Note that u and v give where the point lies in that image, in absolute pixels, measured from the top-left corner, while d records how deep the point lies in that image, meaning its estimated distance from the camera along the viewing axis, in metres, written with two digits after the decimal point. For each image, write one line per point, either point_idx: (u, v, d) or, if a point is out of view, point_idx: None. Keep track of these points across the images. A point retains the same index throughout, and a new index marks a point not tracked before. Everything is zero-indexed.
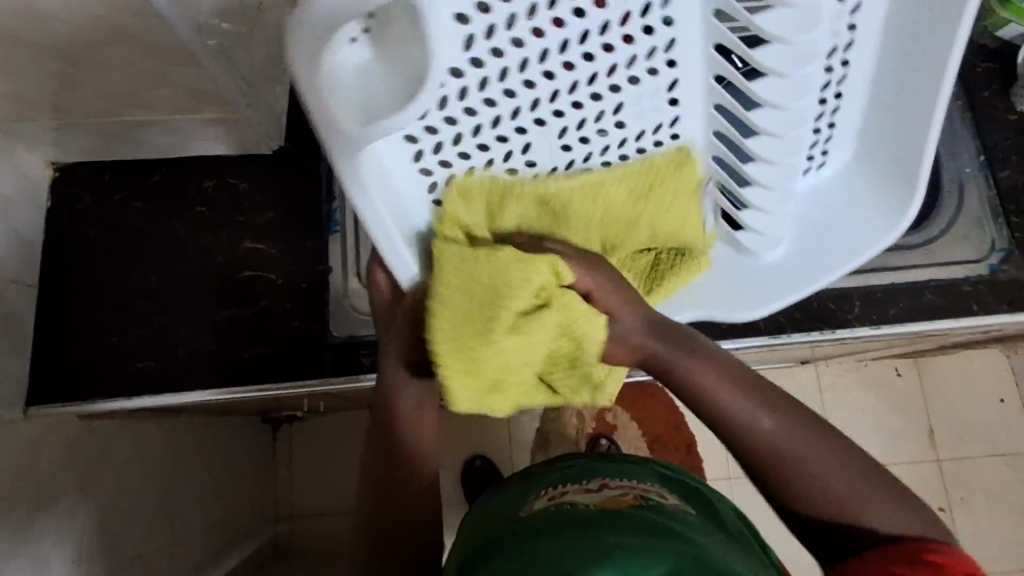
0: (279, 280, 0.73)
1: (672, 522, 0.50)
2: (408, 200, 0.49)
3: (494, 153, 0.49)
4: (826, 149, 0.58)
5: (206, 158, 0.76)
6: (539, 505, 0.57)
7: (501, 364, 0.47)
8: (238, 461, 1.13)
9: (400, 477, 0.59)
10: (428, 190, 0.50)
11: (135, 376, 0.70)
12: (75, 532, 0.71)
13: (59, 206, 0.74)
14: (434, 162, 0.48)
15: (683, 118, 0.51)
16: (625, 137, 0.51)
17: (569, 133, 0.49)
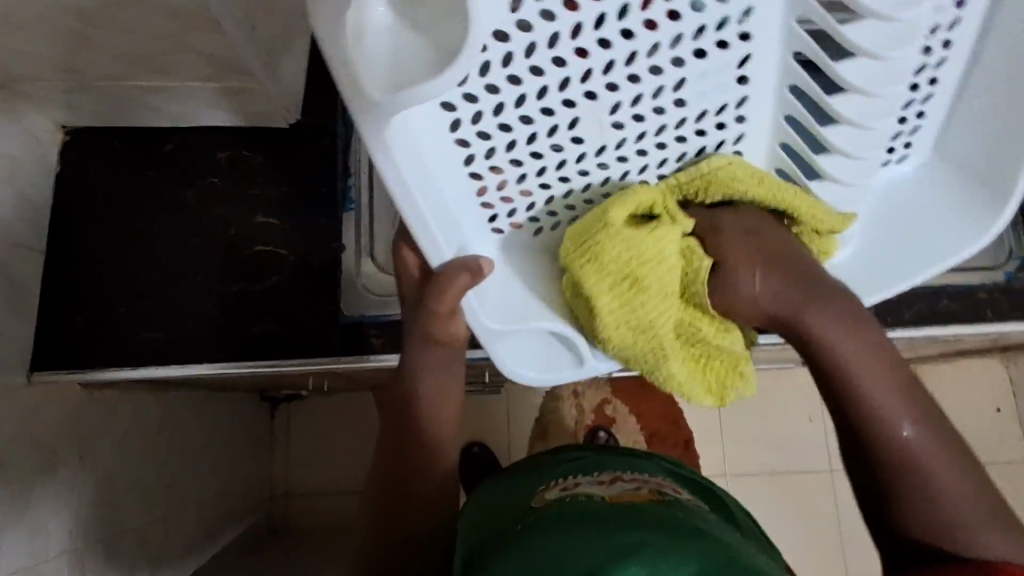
0: (291, 257, 0.72)
1: (691, 519, 0.49)
2: (439, 174, 0.45)
3: (540, 126, 0.45)
4: (909, 144, 0.54)
5: (221, 129, 0.74)
6: (552, 495, 0.57)
7: (616, 250, 0.48)
8: (235, 439, 1.11)
9: (411, 460, 0.58)
10: (464, 163, 0.46)
11: (140, 347, 0.69)
12: (72, 503, 0.70)
13: (69, 170, 0.72)
14: (472, 133, 0.44)
15: (751, 99, 0.49)
16: (683, 117, 0.48)
17: (623, 109, 0.46)
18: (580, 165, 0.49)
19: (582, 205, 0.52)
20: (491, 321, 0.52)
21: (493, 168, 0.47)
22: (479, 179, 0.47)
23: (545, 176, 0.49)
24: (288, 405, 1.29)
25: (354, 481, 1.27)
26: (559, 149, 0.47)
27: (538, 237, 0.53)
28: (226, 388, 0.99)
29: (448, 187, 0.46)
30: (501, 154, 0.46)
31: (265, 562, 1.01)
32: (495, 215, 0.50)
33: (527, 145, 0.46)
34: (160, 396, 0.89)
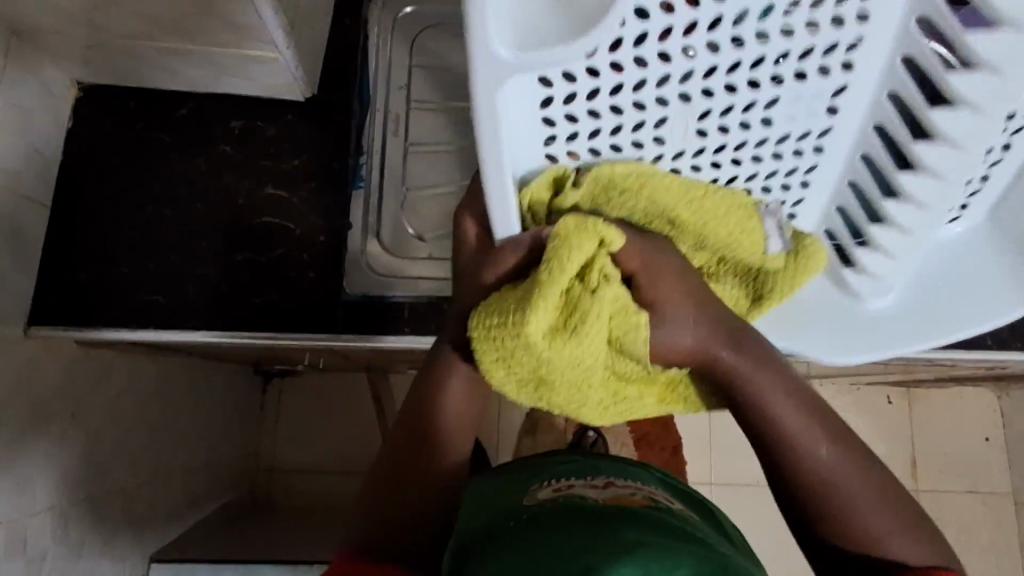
0: (298, 230, 0.72)
1: (690, 529, 0.50)
2: (521, 142, 0.46)
3: (627, 119, 0.45)
4: (966, 205, 0.54)
5: (238, 98, 0.74)
6: (544, 495, 0.57)
7: (526, 361, 0.45)
8: (226, 408, 1.11)
9: (427, 443, 0.60)
10: (544, 143, 0.46)
11: (141, 308, 0.68)
12: (60, 459, 0.70)
13: (82, 126, 0.72)
14: (561, 114, 0.44)
15: (834, 131, 0.48)
16: (767, 137, 0.48)
17: (712, 118, 0.46)
18: (653, 165, 0.49)
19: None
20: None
21: (570, 152, 0.47)
22: (555, 161, 0.48)
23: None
24: (282, 379, 1.29)
25: (340, 461, 1.27)
26: (638, 146, 0.48)
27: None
28: (223, 357, 0.99)
29: (526, 154, 0.47)
30: (582, 140, 0.46)
31: (246, 534, 1.01)
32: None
33: (610, 137, 0.46)
34: (155, 361, 0.88)
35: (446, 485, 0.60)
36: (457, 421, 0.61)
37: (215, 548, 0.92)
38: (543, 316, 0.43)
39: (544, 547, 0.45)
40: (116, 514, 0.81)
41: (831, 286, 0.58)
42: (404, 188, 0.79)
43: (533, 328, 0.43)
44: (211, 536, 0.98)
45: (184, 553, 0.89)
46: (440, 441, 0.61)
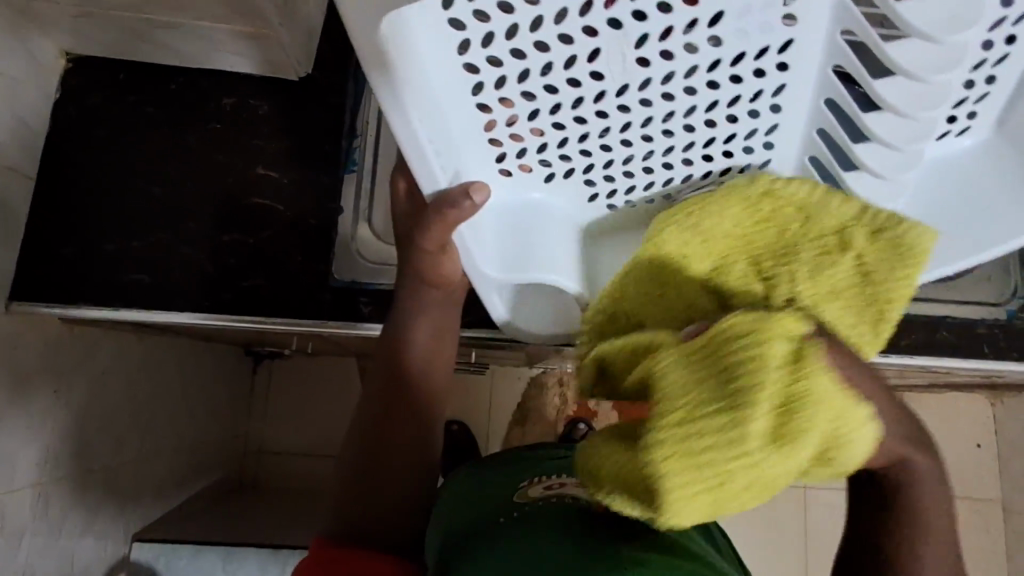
0: (287, 212, 0.70)
1: (679, 536, 0.50)
2: (447, 112, 0.43)
3: (556, 56, 0.40)
4: (973, 115, 0.49)
5: (230, 74, 0.72)
6: (537, 492, 0.56)
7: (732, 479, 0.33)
8: (214, 388, 1.11)
9: (397, 419, 0.64)
10: (472, 92, 0.42)
11: (125, 287, 0.67)
12: (41, 436, 0.69)
13: (69, 99, 0.70)
14: (481, 58, 0.40)
15: (797, 44, 0.41)
16: (719, 58, 0.41)
17: (651, 44, 0.40)
18: (597, 107, 0.44)
19: (600, 150, 0.47)
20: (491, 267, 0.53)
21: (502, 99, 0.43)
22: (488, 110, 0.44)
23: (560, 115, 0.44)
24: (274, 362, 1.28)
25: (330, 446, 1.27)
26: (577, 85, 0.42)
27: (551, 180, 0.50)
28: (210, 337, 0.98)
29: (453, 122, 0.44)
30: (511, 85, 0.42)
31: (232, 515, 1.01)
32: (504, 153, 0.47)
33: (540, 78, 0.41)
34: (141, 340, 0.87)
35: (422, 458, 0.64)
36: (421, 389, 0.64)
37: (199, 528, 0.92)
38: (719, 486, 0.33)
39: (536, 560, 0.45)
40: (98, 492, 0.80)
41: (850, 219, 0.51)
42: None
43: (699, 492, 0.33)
44: (195, 516, 0.98)
45: (167, 533, 0.89)
46: (409, 410, 0.64)
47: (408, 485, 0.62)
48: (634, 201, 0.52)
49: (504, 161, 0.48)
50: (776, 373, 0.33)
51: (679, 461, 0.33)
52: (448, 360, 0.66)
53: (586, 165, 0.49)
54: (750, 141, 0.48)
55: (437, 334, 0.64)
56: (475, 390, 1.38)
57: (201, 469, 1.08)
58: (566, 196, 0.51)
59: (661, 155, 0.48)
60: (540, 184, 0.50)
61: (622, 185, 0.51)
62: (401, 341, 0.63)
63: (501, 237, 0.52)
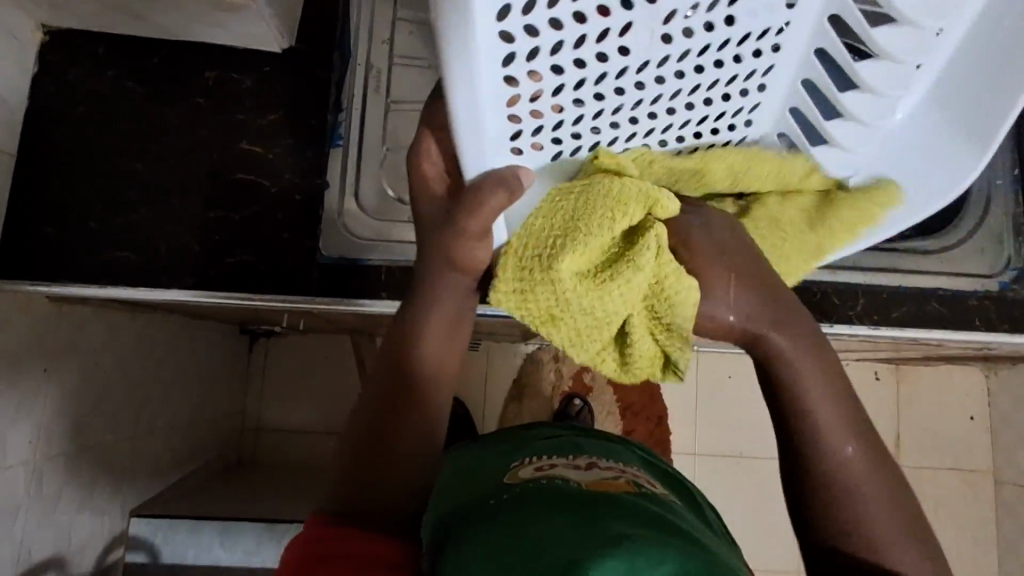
0: (273, 189, 0.69)
1: (674, 518, 0.50)
2: (484, 93, 0.40)
3: (592, 27, 0.41)
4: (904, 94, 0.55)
5: (212, 48, 0.71)
6: (525, 473, 0.57)
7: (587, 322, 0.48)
8: (209, 366, 1.11)
9: (410, 416, 0.61)
10: (503, 64, 0.40)
11: (109, 265, 0.66)
12: (32, 415, 0.69)
13: (46, 74, 0.69)
14: (519, 27, 0.38)
15: (791, 26, 0.48)
16: (729, 38, 0.46)
17: (680, 21, 0.43)
18: (617, 82, 0.45)
19: (607, 125, 0.49)
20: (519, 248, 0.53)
21: (530, 73, 0.42)
22: (514, 84, 0.42)
23: (581, 90, 0.45)
24: (269, 340, 1.29)
25: (327, 422, 1.28)
26: (603, 60, 0.43)
27: (559, 159, 0.51)
28: (203, 316, 0.98)
29: (483, 97, 0.40)
30: (544, 56, 0.41)
31: (229, 492, 1.02)
32: (519, 131, 0.46)
33: (572, 51, 0.42)
34: (132, 320, 0.87)
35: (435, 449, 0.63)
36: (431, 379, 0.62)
37: (197, 504, 0.93)
38: (628, 288, 0.47)
39: (526, 538, 0.45)
40: (93, 468, 0.81)
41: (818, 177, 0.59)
42: (384, 148, 0.75)
43: (644, 259, 0.46)
44: (192, 493, 0.99)
45: (164, 509, 0.90)
46: (421, 405, 0.62)
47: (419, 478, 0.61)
48: None
49: (520, 138, 0.47)
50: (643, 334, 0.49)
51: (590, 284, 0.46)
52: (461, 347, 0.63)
53: (592, 141, 0.50)
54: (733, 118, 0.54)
55: (452, 324, 0.61)
56: (471, 368, 1.39)
57: (197, 445, 1.09)
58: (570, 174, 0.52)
59: (658, 132, 0.52)
60: (546, 161, 0.50)
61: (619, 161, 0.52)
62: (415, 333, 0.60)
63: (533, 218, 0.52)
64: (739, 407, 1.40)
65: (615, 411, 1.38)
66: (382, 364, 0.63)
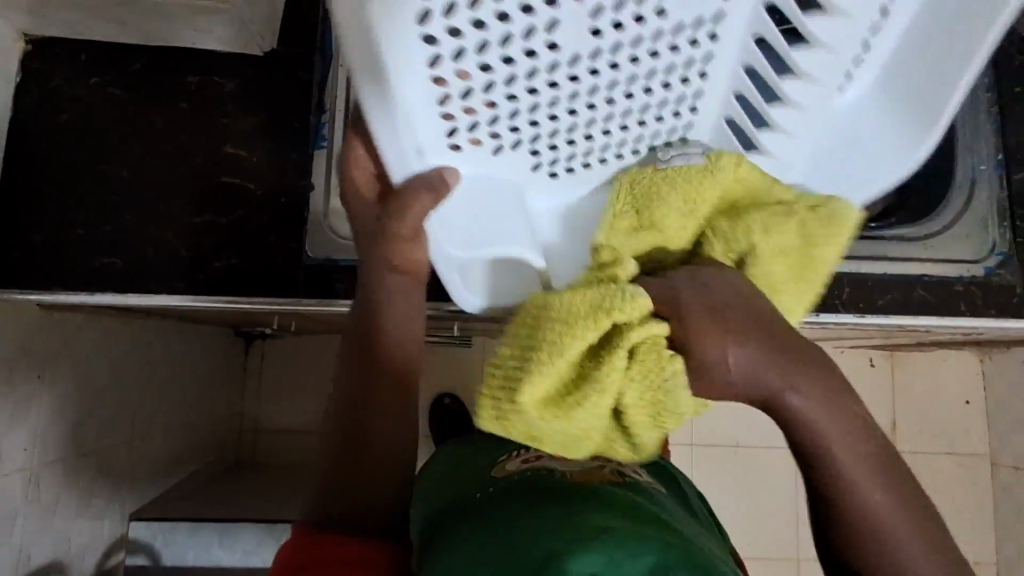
0: (258, 191, 0.70)
1: (655, 508, 0.50)
2: (408, 95, 0.41)
3: (515, 26, 0.39)
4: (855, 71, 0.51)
5: (192, 52, 0.71)
6: (513, 466, 0.57)
7: (580, 438, 0.45)
8: (204, 369, 1.11)
9: (376, 413, 0.60)
10: (429, 65, 0.40)
11: (97, 271, 0.67)
12: (27, 422, 0.70)
13: (30, 82, 0.69)
14: (440, 28, 0.38)
15: (732, 17, 0.43)
16: (663, 28, 0.42)
17: (603, 10, 0.39)
18: (550, 77, 0.43)
19: (545, 121, 0.46)
20: (453, 249, 0.53)
21: (459, 73, 0.40)
22: (444, 84, 0.41)
23: (513, 88, 0.42)
24: (265, 342, 1.29)
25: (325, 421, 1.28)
26: (532, 55, 0.41)
27: (498, 154, 0.48)
28: (198, 319, 0.98)
29: (409, 94, 0.41)
30: (470, 56, 0.40)
31: (227, 493, 1.03)
32: (456, 127, 0.45)
33: (499, 50, 0.40)
34: (126, 325, 0.87)
35: (405, 448, 0.61)
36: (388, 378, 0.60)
37: (195, 506, 0.94)
38: (602, 403, 0.43)
39: (509, 533, 0.46)
40: (91, 474, 0.82)
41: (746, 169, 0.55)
42: None
43: (611, 379, 0.43)
44: (190, 496, 0.99)
45: (162, 512, 0.90)
46: (385, 402, 0.60)
47: (389, 478, 0.61)
48: (574, 166, 0.52)
49: (456, 138, 0.45)
50: (644, 428, 0.46)
51: (572, 408, 0.43)
52: (410, 342, 0.60)
53: (534, 137, 0.47)
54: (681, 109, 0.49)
55: (405, 321, 0.59)
56: (467, 365, 1.39)
57: (194, 447, 1.10)
58: (507, 168, 0.49)
59: (602, 124, 0.48)
60: (488, 156, 0.48)
61: (564, 154, 0.50)
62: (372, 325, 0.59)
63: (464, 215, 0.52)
64: None
65: None
66: (344, 361, 0.61)
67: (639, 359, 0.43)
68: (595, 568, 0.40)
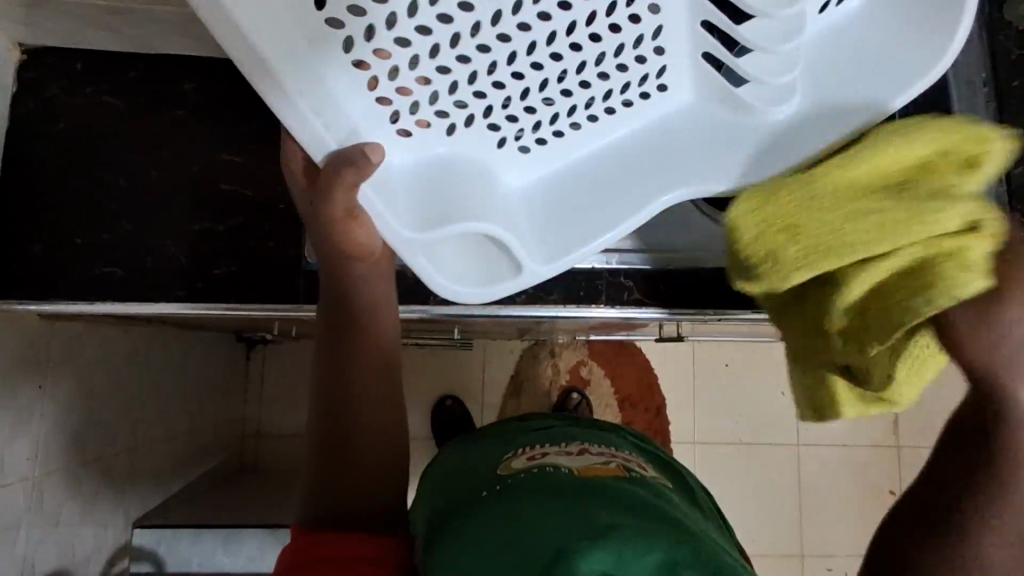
0: (256, 198, 0.70)
1: (660, 502, 0.51)
2: (332, 84, 0.41)
3: None
4: None
5: (188, 59, 0.71)
6: (519, 464, 0.57)
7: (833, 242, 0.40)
8: (205, 374, 1.11)
9: (359, 398, 0.59)
10: (344, 51, 0.41)
11: (96, 280, 0.66)
12: (29, 431, 0.70)
13: (26, 92, 0.69)
14: (341, 7, 0.39)
15: None
16: None
17: None
18: (476, 41, 0.42)
19: (492, 90, 0.45)
20: (405, 227, 0.46)
21: (376, 52, 0.41)
22: (365, 67, 0.42)
23: (441, 57, 0.42)
24: (266, 346, 1.30)
25: None
26: (448, 21, 0.41)
27: (453, 133, 0.48)
28: (196, 325, 0.98)
29: (330, 79, 0.41)
30: (382, 33, 0.40)
31: (229, 499, 1.03)
32: (396, 111, 0.45)
33: (409, 21, 0.40)
34: (127, 332, 0.87)
35: (391, 435, 0.60)
36: (368, 374, 0.59)
37: (196, 512, 0.93)
38: (868, 279, 0.39)
39: (510, 532, 0.46)
40: (94, 481, 0.82)
41: (727, 115, 0.51)
42: None
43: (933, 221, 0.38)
44: (193, 501, 0.99)
45: (164, 519, 0.90)
46: (366, 385, 0.59)
47: (378, 468, 0.58)
48: (543, 137, 0.50)
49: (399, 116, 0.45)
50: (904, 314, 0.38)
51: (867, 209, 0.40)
52: (381, 333, 0.59)
53: (484, 108, 0.47)
54: (637, 53, 0.47)
55: (380, 303, 0.59)
56: (468, 367, 1.39)
57: (196, 452, 1.10)
58: (472, 145, 0.49)
59: (553, 85, 0.47)
60: (441, 137, 0.48)
61: (527, 123, 0.49)
62: (347, 305, 0.58)
63: (411, 196, 0.48)
64: (736, 394, 1.40)
65: (614, 402, 1.39)
66: (321, 362, 0.60)
67: (930, 276, 0.38)
68: (601, 568, 0.41)
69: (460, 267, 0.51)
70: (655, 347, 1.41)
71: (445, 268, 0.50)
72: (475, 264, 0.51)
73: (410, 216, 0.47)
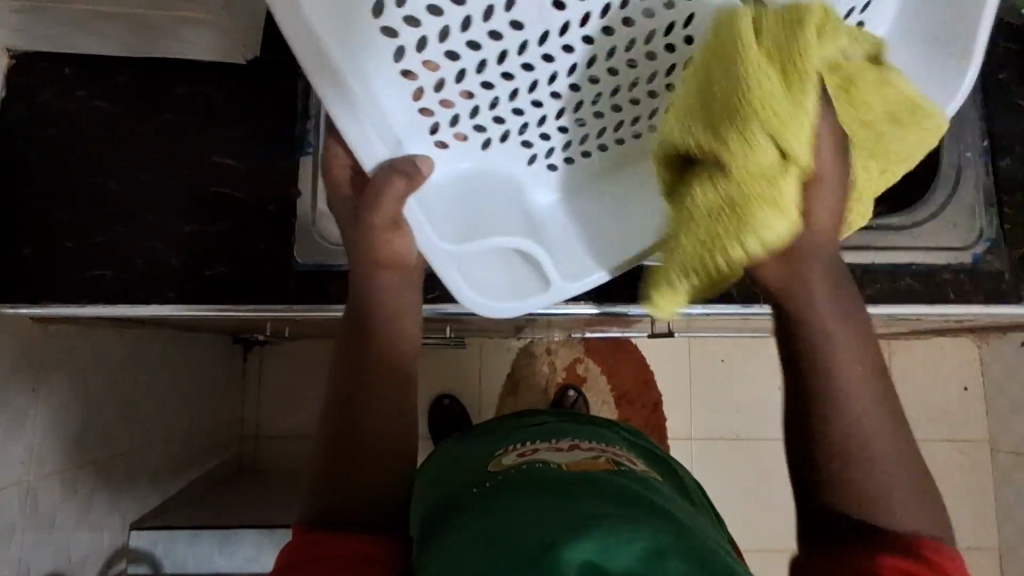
0: (246, 200, 0.70)
1: (651, 494, 0.51)
2: (380, 88, 0.49)
3: (453, 23, 0.47)
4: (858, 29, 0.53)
5: (178, 63, 0.72)
6: (509, 460, 0.58)
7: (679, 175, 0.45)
8: (200, 376, 1.12)
9: (372, 396, 0.58)
10: (395, 60, 0.48)
11: (89, 283, 0.67)
12: (24, 434, 0.70)
13: (17, 96, 0.69)
14: (397, 19, 0.47)
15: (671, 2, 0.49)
16: (588, 12, 0.49)
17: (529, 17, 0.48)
18: (502, 71, 0.51)
19: (514, 115, 0.55)
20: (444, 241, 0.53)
21: (426, 62, 0.49)
22: (413, 79, 0.50)
23: (485, 72, 0.51)
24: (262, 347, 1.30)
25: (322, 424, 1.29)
26: (478, 49, 0.49)
27: (488, 146, 0.56)
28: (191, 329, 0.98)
29: (382, 89, 0.49)
30: (431, 50, 0.49)
31: (225, 500, 1.03)
32: (438, 123, 0.53)
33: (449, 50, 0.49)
34: (121, 335, 0.88)
35: (406, 434, 0.60)
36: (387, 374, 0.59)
37: (191, 515, 0.94)
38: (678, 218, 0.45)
39: (497, 526, 0.46)
40: (89, 483, 0.82)
41: None
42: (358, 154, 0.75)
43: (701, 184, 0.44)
44: (190, 505, 1.00)
45: (160, 521, 0.91)
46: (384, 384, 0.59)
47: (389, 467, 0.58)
48: (566, 157, 0.58)
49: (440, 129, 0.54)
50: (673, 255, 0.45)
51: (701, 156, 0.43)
52: (390, 332, 0.60)
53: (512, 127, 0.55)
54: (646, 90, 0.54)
55: (399, 305, 0.60)
56: (465, 366, 1.40)
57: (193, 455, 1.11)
58: (502, 159, 0.57)
59: (569, 113, 0.55)
60: (477, 149, 0.56)
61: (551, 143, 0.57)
62: (360, 303, 0.59)
63: (451, 207, 0.56)
64: (731, 389, 1.41)
65: (610, 400, 1.39)
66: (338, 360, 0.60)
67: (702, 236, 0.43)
68: (586, 554, 0.41)
69: (495, 279, 0.56)
70: (650, 343, 1.41)
71: (480, 279, 0.55)
72: (503, 273, 0.57)
73: (450, 232, 0.54)
